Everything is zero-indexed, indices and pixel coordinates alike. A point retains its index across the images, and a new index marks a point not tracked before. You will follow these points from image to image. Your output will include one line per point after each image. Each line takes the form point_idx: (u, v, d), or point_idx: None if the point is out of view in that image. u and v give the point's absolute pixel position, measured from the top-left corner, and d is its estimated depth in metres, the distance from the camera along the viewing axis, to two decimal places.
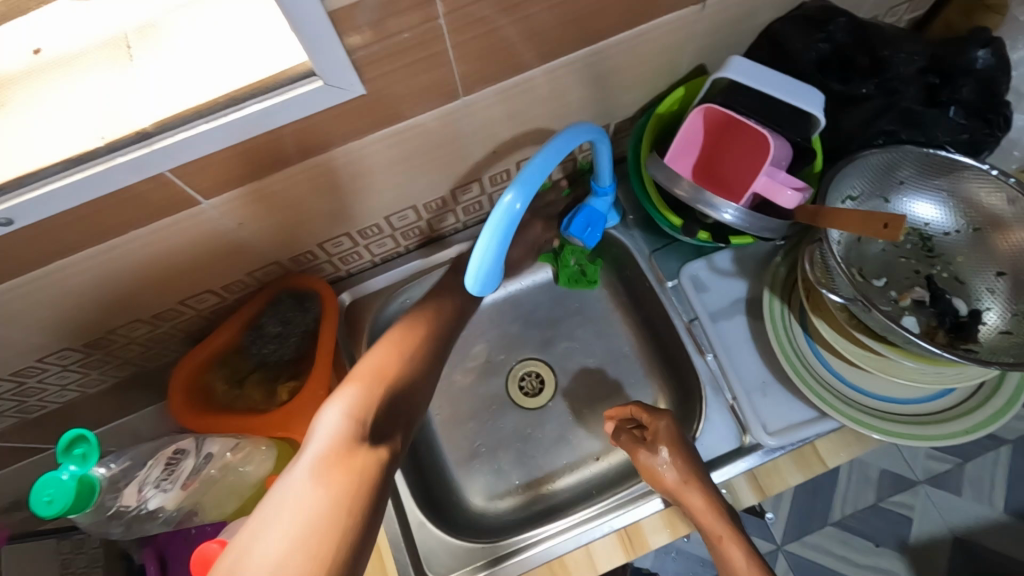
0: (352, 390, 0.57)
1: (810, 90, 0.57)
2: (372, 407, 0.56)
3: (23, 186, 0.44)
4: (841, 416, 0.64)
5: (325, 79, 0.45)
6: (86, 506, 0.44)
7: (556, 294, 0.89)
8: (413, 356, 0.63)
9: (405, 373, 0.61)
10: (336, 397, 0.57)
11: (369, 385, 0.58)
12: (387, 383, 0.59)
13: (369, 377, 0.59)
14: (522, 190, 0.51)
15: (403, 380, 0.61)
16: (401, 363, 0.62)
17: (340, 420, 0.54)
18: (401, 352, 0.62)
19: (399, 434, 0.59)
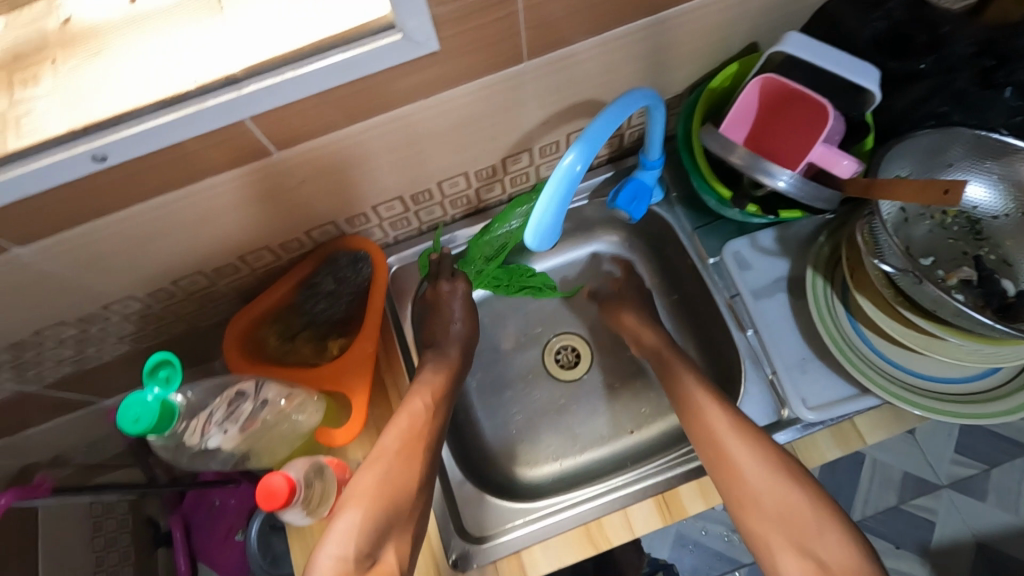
0: (342, 522, 0.58)
1: (866, 65, 0.59)
2: (361, 532, 0.57)
3: (120, 125, 0.47)
4: (881, 391, 0.65)
5: (405, 32, 0.47)
6: (166, 428, 0.46)
7: (595, 271, 0.91)
8: (396, 464, 0.62)
9: (390, 488, 0.60)
10: (331, 531, 0.58)
11: (360, 507, 0.59)
12: (372, 506, 0.59)
13: (356, 506, 0.59)
14: (584, 147, 0.52)
15: (396, 497, 0.60)
16: (386, 473, 0.62)
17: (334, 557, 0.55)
18: (382, 473, 0.61)
19: (397, 548, 0.58)
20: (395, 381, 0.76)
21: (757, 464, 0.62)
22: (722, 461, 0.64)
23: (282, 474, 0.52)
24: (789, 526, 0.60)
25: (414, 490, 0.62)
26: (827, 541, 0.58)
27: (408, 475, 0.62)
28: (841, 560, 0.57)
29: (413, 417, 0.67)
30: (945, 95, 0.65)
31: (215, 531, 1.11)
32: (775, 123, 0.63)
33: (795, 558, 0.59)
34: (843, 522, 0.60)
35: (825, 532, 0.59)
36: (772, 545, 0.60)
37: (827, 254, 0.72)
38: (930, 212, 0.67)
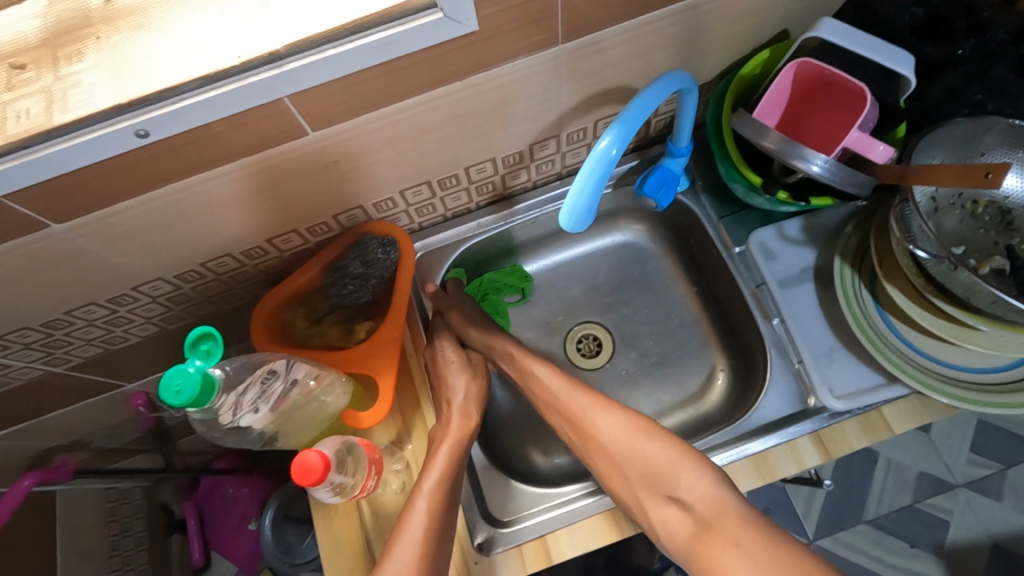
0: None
1: (901, 51, 0.59)
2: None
3: (163, 100, 0.47)
4: (910, 380, 0.65)
5: (445, 11, 0.48)
6: (207, 402, 0.46)
7: (616, 261, 0.92)
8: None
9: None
10: None
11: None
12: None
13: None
14: (621, 129, 0.52)
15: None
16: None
17: None
18: None
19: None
20: (420, 366, 0.76)
21: (651, 444, 0.62)
22: (586, 434, 0.67)
23: (316, 451, 0.53)
24: (659, 483, 0.59)
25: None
26: (687, 475, 0.58)
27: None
28: (704, 496, 0.56)
29: (419, 526, 0.58)
30: (979, 83, 0.64)
31: (228, 521, 1.11)
32: (809, 109, 0.63)
33: (665, 508, 0.59)
34: (704, 460, 0.59)
35: (689, 470, 0.58)
36: (642, 501, 0.60)
37: (855, 244, 0.72)
38: (960, 202, 0.67)
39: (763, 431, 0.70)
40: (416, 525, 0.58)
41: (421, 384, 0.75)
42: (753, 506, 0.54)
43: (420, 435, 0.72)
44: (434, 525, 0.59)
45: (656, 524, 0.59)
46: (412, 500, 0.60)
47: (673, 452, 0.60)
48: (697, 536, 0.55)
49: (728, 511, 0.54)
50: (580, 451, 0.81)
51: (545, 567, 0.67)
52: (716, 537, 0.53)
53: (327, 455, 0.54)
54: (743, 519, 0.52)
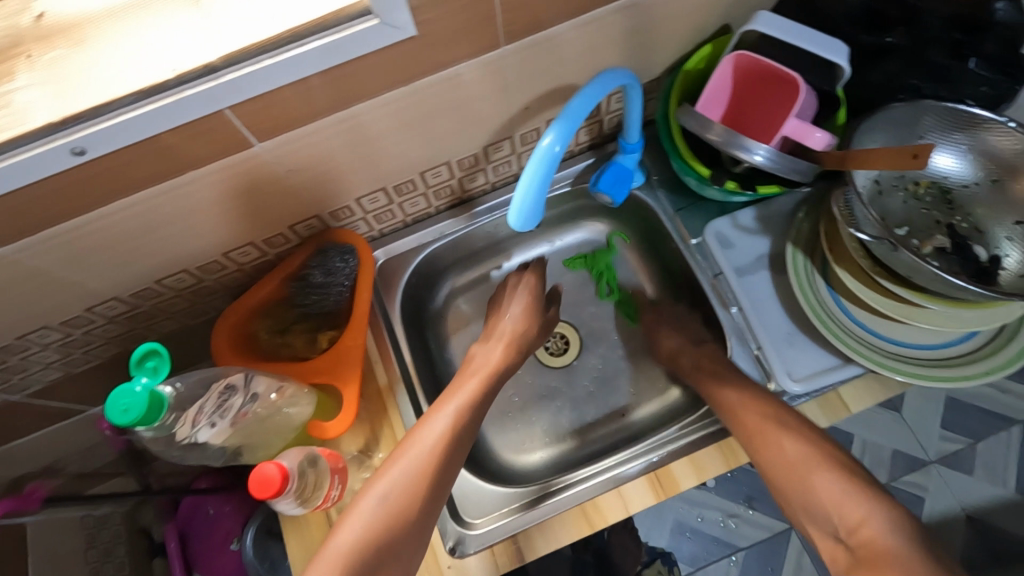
0: (332, 554, 0.57)
1: (835, 42, 0.61)
2: (345, 567, 0.55)
3: (98, 117, 0.47)
4: (864, 360, 0.67)
5: (382, 17, 0.48)
6: (155, 419, 0.46)
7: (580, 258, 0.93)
8: (397, 495, 0.60)
9: (383, 524, 0.58)
10: (331, 542, 0.58)
11: (345, 538, 0.58)
12: (365, 535, 0.58)
13: (351, 537, 0.57)
14: (563, 127, 0.53)
15: (393, 518, 0.59)
16: (389, 496, 0.60)
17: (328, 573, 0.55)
18: (397, 484, 0.61)
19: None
20: (387, 372, 0.76)
21: (826, 478, 0.60)
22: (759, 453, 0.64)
23: (275, 463, 0.52)
24: (826, 516, 0.59)
25: (416, 516, 0.59)
26: (844, 500, 0.58)
27: (405, 511, 0.59)
28: (869, 534, 0.55)
29: (433, 438, 0.64)
30: (911, 69, 0.66)
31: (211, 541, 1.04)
32: (750, 100, 0.65)
33: (829, 540, 0.58)
34: (880, 496, 0.58)
35: (847, 499, 0.58)
36: (809, 529, 0.61)
37: (807, 230, 0.74)
38: (904, 184, 0.69)
39: None
40: (426, 437, 0.64)
41: (387, 391, 0.74)
42: (931, 560, 0.52)
43: (387, 442, 0.72)
44: (447, 444, 0.64)
45: (824, 556, 0.59)
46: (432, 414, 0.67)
47: (839, 482, 0.59)
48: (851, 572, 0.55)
49: (888, 560, 0.52)
50: (552, 448, 0.82)
51: (517, 565, 0.67)
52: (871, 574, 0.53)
53: (287, 466, 0.53)
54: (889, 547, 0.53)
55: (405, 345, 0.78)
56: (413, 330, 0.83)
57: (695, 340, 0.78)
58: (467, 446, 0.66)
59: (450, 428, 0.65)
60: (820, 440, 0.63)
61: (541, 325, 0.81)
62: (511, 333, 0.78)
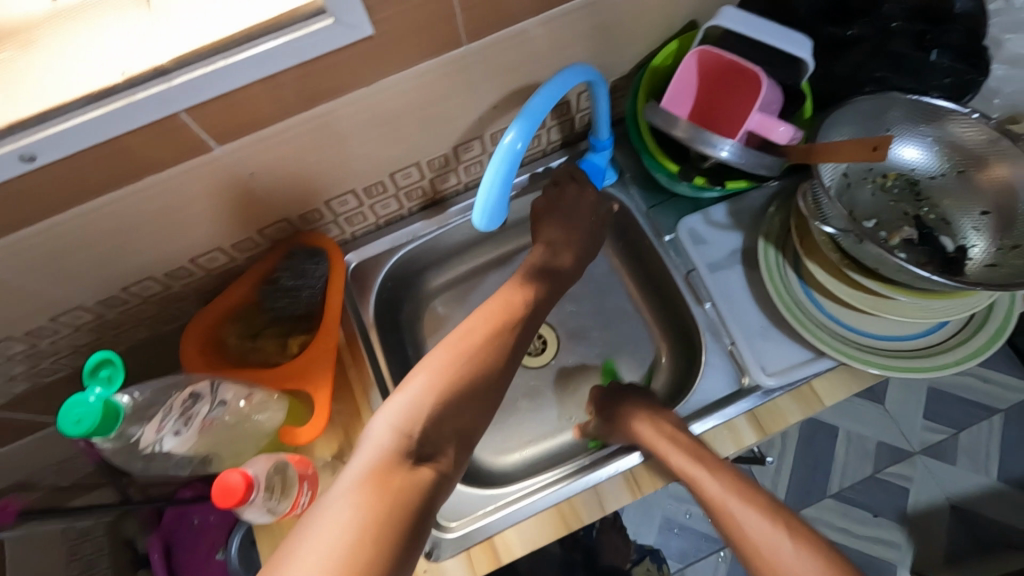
0: (404, 400, 0.53)
1: (799, 36, 0.61)
2: (420, 411, 0.52)
3: (47, 122, 0.46)
4: (836, 353, 0.67)
5: (336, 17, 0.48)
6: (111, 431, 0.46)
7: None
8: (466, 353, 0.57)
9: (451, 375, 0.55)
10: (388, 404, 0.54)
11: (419, 384, 0.54)
12: (434, 385, 0.55)
13: (423, 385, 0.54)
14: (524, 125, 0.53)
15: (469, 377, 0.56)
16: (459, 348, 0.58)
17: (388, 433, 0.51)
18: (468, 351, 0.58)
19: (454, 440, 0.54)
20: (360, 375, 0.75)
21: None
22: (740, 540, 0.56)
23: (239, 470, 0.52)
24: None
25: (485, 376, 0.57)
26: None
27: (476, 368, 0.57)
28: None
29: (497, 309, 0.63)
30: (874, 62, 0.67)
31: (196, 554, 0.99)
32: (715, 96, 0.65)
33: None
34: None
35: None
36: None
37: (778, 224, 0.74)
38: (871, 177, 0.70)
39: (702, 413, 0.71)
40: (491, 308, 0.63)
41: (360, 393, 0.74)
42: None
43: None
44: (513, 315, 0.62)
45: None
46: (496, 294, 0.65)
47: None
48: None
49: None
50: (530, 449, 0.81)
51: (496, 569, 0.66)
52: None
53: (251, 473, 0.53)
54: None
55: (379, 348, 0.78)
56: (388, 332, 0.83)
57: (657, 410, 0.68)
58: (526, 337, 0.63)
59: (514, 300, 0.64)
60: (821, 546, 0.53)
61: (568, 274, 0.72)
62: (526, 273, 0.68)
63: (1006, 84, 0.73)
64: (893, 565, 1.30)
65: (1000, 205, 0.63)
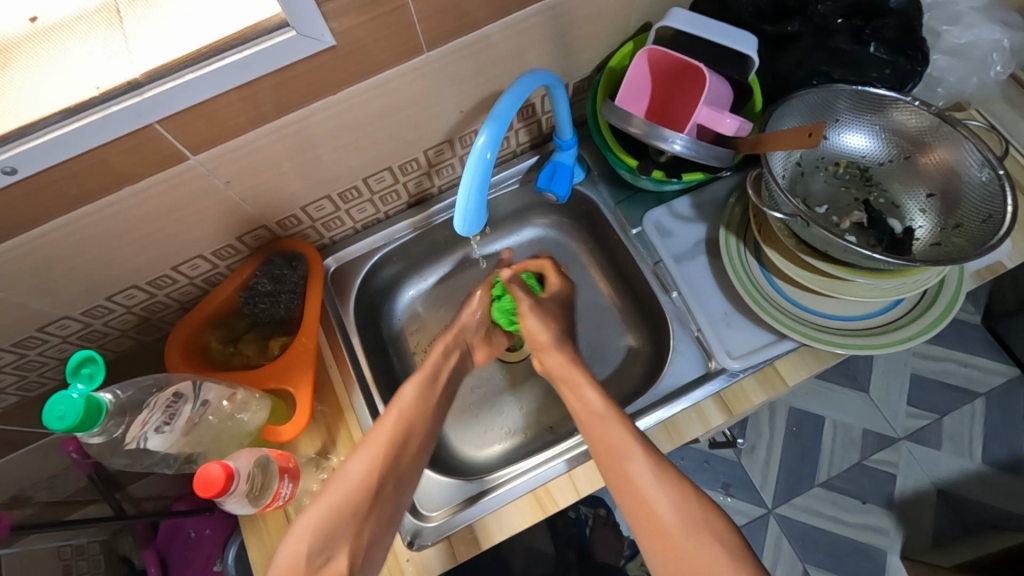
0: (302, 527, 0.58)
1: (744, 34, 0.65)
2: (316, 531, 0.58)
3: (27, 136, 0.49)
4: (795, 334, 0.70)
5: (298, 29, 0.51)
6: (94, 424, 0.48)
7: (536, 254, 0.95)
8: (361, 469, 0.62)
9: (345, 493, 0.60)
10: (299, 518, 0.59)
11: (318, 507, 0.59)
12: (342, 495, 0.60)
13: (317, 514, 0.59)
14: (494, 130, 0.54)
15: (364, 492, 0.60)
16: (355, 468, 0.62)
17: (291, 546, 0.57)
18: (371, 455, 0.63)
19: (350, 551, 0.58)
20: (342, 375, 0.77)
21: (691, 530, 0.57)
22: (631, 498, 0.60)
23: (219, 462, 0.54)
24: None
25: (380, 485, 0.62)
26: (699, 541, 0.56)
27: (369, 485, 0.61)
28: None
29: (395, 419, 0.66)
30: (818, 55, 0.70)
31: (193, 565, 1.01)
32: (667, 91, 0.68)
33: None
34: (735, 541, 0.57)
35: (705, 545, 0.56)
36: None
37: (738, 214, 0.77)
38: (824, 164, 0.73)
39: (671, 397, 0.73)
40: (390, 418, 0.66)
41: (340, 392, 0.76)
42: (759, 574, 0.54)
43: (344, 444, 0.73)
44: (404, 419, 0.67)
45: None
46: (396, 397, 0.69)
47: (695, 529, 0.57)
48: None
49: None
50: (510, 440, 0.84)
51: (475, 554, 0.68)
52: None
53: (231, 465, 0.55)
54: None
55: (359, 349, 0.80)
56: (369, 333, 0.85)
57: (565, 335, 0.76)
58: (429, 432, 0.69)
59: (411, 400, 0.69)
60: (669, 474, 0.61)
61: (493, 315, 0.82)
62: (418, 380, 0.71)
63: (948, 74, 0.76)
64: (881, 552, 1.32)
65: (944, 188, 0.67)
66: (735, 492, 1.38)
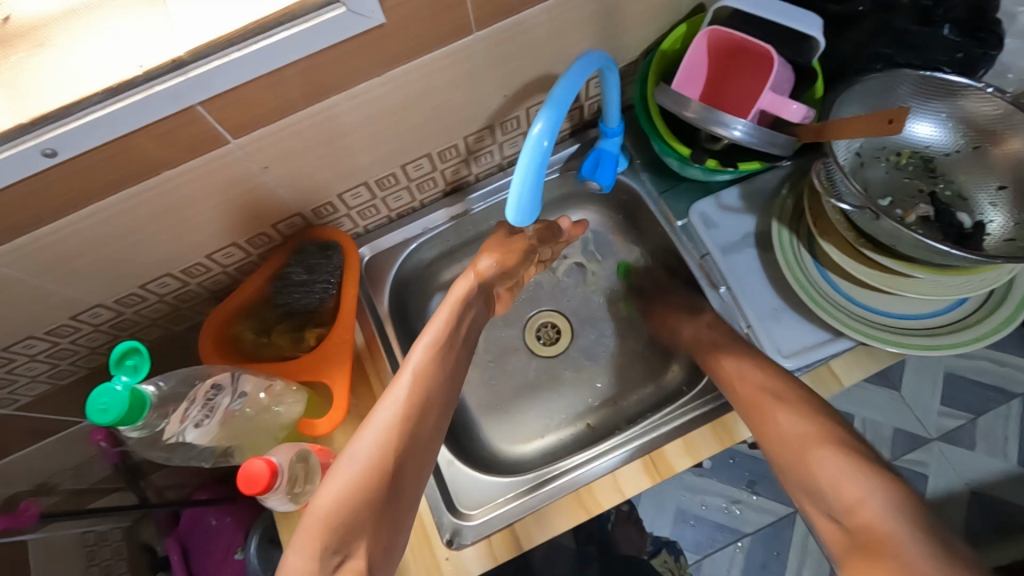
0: (357, 460, 0.56)
1: (809, 15, 0.61)
2: (331, 523, 0.52)
3: (67, 117, 0.47)
4: (853, 333, 0.67)
5: (348, 5, 0.48)
6: (137, 418, 0.46)
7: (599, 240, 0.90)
8: (378, 449, 0.57)
9: (407, 400, 0.60)
10: (369, 421, 0.60)
11: (387, 412, 0.60)
12: (406, 405, 0.60)
13: (378, 432, 0.58)
14: (551, 116, 0.50)
15: (425, 399, 0.62)
16: (400, 399, 0.60)
17: (371, 445, 0.57)
18: (428, 367, 0.63)
19: (384, 520, 0.55)
20: (376, 367, 0.75)
21: (838, 470, 0.57)
22: (757, 424, 0.64)
23: (262, 458, 0.52)
24: (819, 496, 0.57)
25: (412, 443, 0.59)
26: (846, 488, 0.55)
27: (385, 469, 0.56)
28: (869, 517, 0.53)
29: (417, 372, 0.63)
30: (884, 36, 0.66)
31: (213, 556, 0.97)
32: (723, 76, 0.65)
33: (826, 522, 0.57)
34: (877, 474, 0.55)
35: (861, 491, 0.54)
36: (806, 506, 0.59)
37: (790, 206, 0.74)
38: (885, 155, 0.69)
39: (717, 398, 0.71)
40: (400, 390, 0.61)
41: (376, 384, 0.74)
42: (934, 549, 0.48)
43: None
44: (418, 392, 0.61)
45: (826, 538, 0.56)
46: (403, 367, 0.64)
47: (839, 462, 0.57)
48: (851, 554, 0.53)
49: (894, 542, 0.50)
50: (546, 436, 0.82)
51: (516, 555, 0.66)
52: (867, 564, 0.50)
53: (274, 461, 0.53)
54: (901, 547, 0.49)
55: (394, 340, 0.78)
56: (402, 325, 0.83)
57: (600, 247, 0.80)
58: (443, 399, 0.64)
59: (427, 365, 0.64)
60: (811, 411, 0.62)
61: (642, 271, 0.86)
62: (435, 337, 0.65)
63: (1019, 58, 0.73)
64: None
65: (1017, 179, 0.63)
66: None
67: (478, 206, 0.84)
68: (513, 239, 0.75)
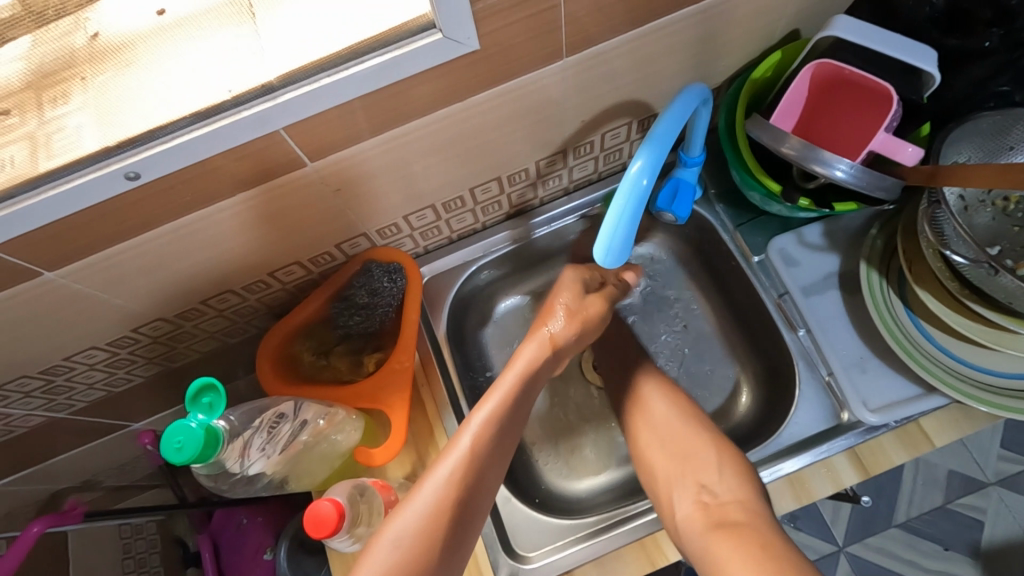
0: (398, 540, 0.51)
1: (920, 47, 0.56)
2: None
3: (152, 140, 0.46)
4: (951, 391, 0.62)
5: (445, 32, 0.46)
6: (209, 456, 0.50)
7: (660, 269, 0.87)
8: (419, 529, 0.52)
9: (460, 474, 0.55)
10: (416, 492, 0.55)
11: (435, 484, 0.54)
12: (459, 479, 0.55)
13: (424, 508, 0.53)
14: (651, 153, 0.48)
15: (476, 474, 0.56)
16: (450, 473, 0.55)
17: (414, 524, 0.52)
18: (484, 436, 0.57)
19: None
20: (433, 395, 0.73)
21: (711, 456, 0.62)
22: (671, 457, 0.64)
23: (329, 500, 0.53)
24: (688, 482, 0.61)
25: (456, 524, 0.53)
26: (722, 479, 0.60)
27: (424, 555, 0.51)
28: (731, 498, 0.58)
29: (471, 443, 0.57)
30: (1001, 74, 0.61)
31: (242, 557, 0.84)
32: (822, 113, 0.63)
33: (688, 502, 0.59)
34: (744, 470, 0.60)
35: (726, 479, 0.59)
36: (667, 489, 0.62)
37: (880, 247, 0.69)
38: (990, 199, 0.64)
39: (794, 450, 0.66)
40: (449, 463, 0.56)
41: (434, 416, 0.71)
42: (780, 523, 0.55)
43: None
44: (468, 470, 0.55)
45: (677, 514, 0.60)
46: (457, 436, 0.58)
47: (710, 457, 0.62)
48: (707, 529, 0.56)
49: (751, 521, 0.55)
50: (600, 474, 0.78)
51: None
52: (730, 537, 0.54)
53: (341, 503, 0.54)
54: (763, 550, 0.51)
55: (452, 366, 0.75)
56: (457, 349, 0.80)
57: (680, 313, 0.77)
58: (499, 473, 0.58)
59: (484, 436, 0.57)
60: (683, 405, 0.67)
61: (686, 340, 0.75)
62: (495, 406, 0.59)
63: None
64: None
65: None
66: (801, 526, 1.25)
67: (541, 231, 0.81)
68: (588, 299, 0.69)
